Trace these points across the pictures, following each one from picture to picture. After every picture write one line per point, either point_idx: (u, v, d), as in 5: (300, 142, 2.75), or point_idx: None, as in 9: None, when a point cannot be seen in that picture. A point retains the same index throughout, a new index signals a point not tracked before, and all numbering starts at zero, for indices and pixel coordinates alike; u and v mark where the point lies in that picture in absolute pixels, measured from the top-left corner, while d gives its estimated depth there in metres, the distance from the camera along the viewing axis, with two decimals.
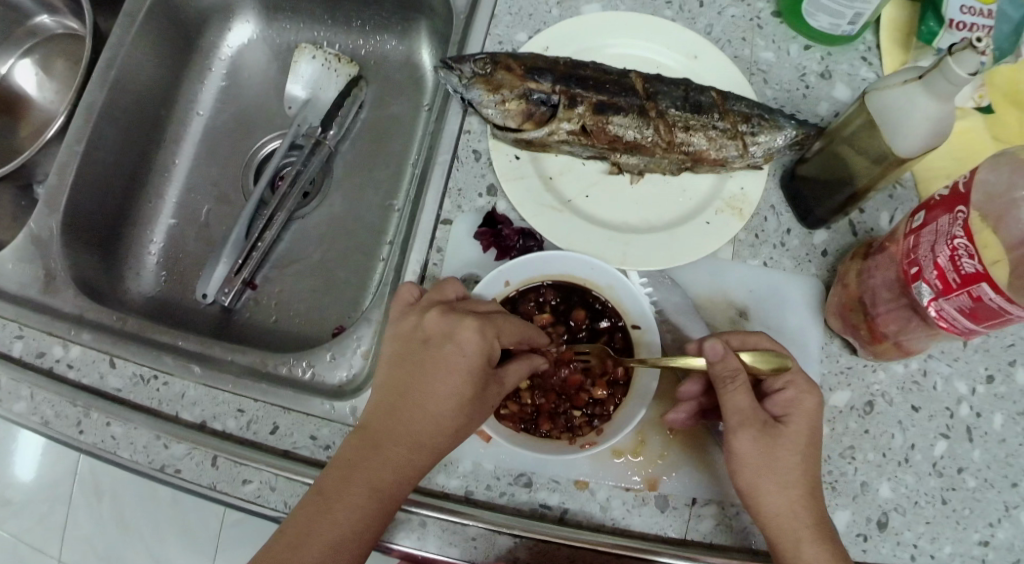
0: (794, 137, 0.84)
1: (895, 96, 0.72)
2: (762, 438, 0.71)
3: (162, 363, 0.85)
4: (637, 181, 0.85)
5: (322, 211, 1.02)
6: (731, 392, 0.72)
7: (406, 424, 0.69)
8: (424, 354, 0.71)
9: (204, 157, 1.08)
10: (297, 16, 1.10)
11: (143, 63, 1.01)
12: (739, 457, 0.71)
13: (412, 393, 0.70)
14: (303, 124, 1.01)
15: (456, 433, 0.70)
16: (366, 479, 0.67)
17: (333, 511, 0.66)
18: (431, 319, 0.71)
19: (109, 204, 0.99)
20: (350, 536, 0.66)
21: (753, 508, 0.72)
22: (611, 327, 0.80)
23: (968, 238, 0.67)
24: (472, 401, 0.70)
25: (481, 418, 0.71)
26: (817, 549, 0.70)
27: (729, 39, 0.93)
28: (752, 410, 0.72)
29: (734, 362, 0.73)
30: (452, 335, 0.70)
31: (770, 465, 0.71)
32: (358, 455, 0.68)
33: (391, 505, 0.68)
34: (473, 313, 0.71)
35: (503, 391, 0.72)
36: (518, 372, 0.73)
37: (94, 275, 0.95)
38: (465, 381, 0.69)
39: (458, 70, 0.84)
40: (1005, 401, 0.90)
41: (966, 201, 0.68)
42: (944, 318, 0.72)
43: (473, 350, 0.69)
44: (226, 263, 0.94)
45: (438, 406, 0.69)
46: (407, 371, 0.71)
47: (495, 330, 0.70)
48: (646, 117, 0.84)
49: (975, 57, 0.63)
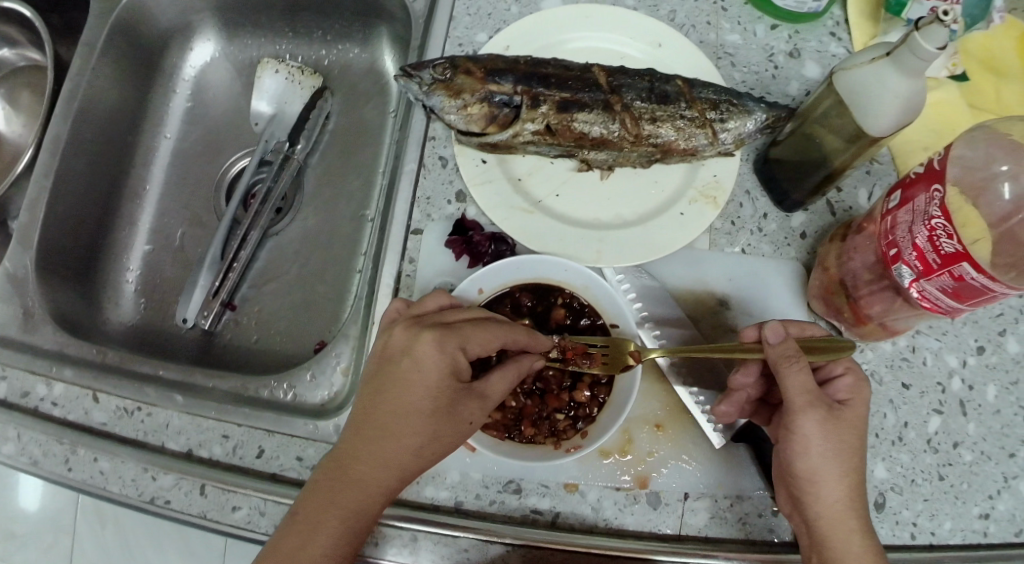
0: (765, 121, 0.83)
1: (864, 76, 0.71)
2: (830, 423, 0.69)
3: (145, 395, 0.84)
4: (607, 176, 0.83)
5: (296, 226, 1.01)
6: (795, 371, 0.70)
7: (373, 443, 0.68)
8: (388, 372, 0.69)
9: (174, 181, 1.06)
10: (258, 32, 1.09)
11: (106, 92, 0.99)
12: (805, 438, 0.69)
13: (378, 413, 0.69)
14: (271, 140, 0.99)
15: (425, 448, 0.68)
16: (337, 500, 0.67)
17: (307, 534, 0.65)
18: (396, 334, 0.71)
19: (82, 236, 0.99)
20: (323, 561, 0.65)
21: (807, 492, 0.70)
22: (591, 326, 0.78)
23: (945, 218, 0.65)
24: (438, 419, 0.68)
25: (453, 435, 0.69)
26: (862, 541, 0.69)
27: (694, 24, 0.90)
28: (816, 390, 0.70)
29: (794, 346, 0.71)
30: (412, 350, 0.69)
31: (832, 451, 0.69)
32: (327, 478, 0.67)
33: (363, 526, 0.67)
34: (436, 326, 0.70)
35: (484, 404, 0.70)
36: (499, 382, 0.71)
37: (72, 308, 0.94)
38: (429, 399, 0.68)
39: (418, 77, 0.82)
40: (997, 371, 0.89)
41: (942, 178, 0.67)
42: (928, 298, 0.71)
43: (435, 365, 0.68)
44: (203, 286, 0.94)
45: (406, 425, 0.68)
46: (374, 389, 0.70)
47: (458, 343, 0.69)
48: (611, 111, 0.82)
49: (944, 30, 0.63)
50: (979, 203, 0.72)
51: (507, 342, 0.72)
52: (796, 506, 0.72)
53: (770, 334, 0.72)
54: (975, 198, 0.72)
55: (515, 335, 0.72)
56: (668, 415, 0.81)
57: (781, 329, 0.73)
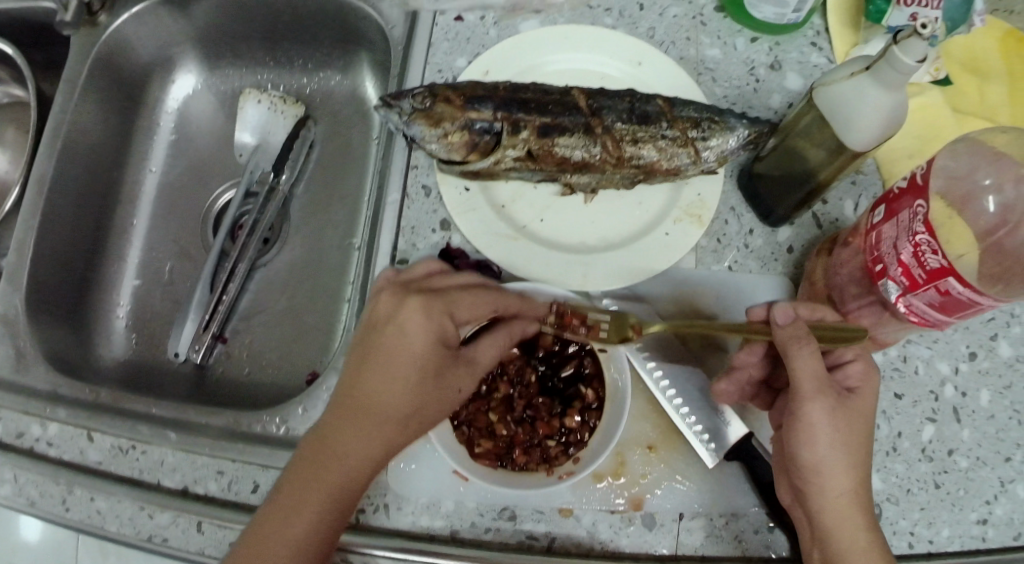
0: (747, 137, 0.82)
1: (843, 91, 0.70)
2: (839, 412, 0.69)
3: (138, 432, 0.85)
4: (590, 199, 0.84)
5: (284, 256, 1.01)
6: (806, 355, 0.69)
7: (360, 412, 0.68)
8: (374, 341, 0.69)
9: (161, 213, 1.07)
10: (239, 62, 1.10)
11: (90, 128, 0.99)
12: (815, 427, 0.68)
13: (364, 383, 0.68)
14: (256, 171, 0.99)
15: (414, 415, 0.69)
16: (323, 473, 0.66)
17: (295, 510, 0.65)
18: (381, 301, 0.70)
19: (71, 273, 0.99)
20: (312, 533, 0.65)
21: (813, 484, 0.69)
22: (579, 352, 0.79)
23: (930, 233, 0.64)
24: (426, 387, 0.69)
25: (440, 403, 0.70)
26: (863, 532, 0.69)
27: (673, 40, 0.90)
28: (825, 377, 0.69)
29: (805, 328, 0.71)
30: (398, 318, 0.69)
31: (839, 440, 0.68)
32: (314, 450, 0.67)
33: (353, 495, 0.68)
34: (422, 292, 0.70)
35: (472, 372, 0.72)
36: (487, 350, 0.74)
37: (63, 346, 0.94)
38: (417, 367, 0.68)
39: (398, 107, 0.82)
40: (990, 376, 0.89)
41: (924, 194, 0.66)
42: (915, 312, 0.70)
43: (423, 331, 0.68)
44: (194, 319, 0.94)
45: (392, 395, 0.68)
46: (360, 358, 0.70)
47: (445, 309, 0.69)
48: (593, 134, 0.81)
49: (923, 44, 0.61)
50: (966, 214, 0.71)
51: (497, 308, 0.73)
52: (798, 496, 0.72)
53: (780, 315, 0.72)
54: (961, 209, 0.71)
55: (506, 302, 0.73)
56: (660, 436, 0.81)
57: (791, 311, 0.73)
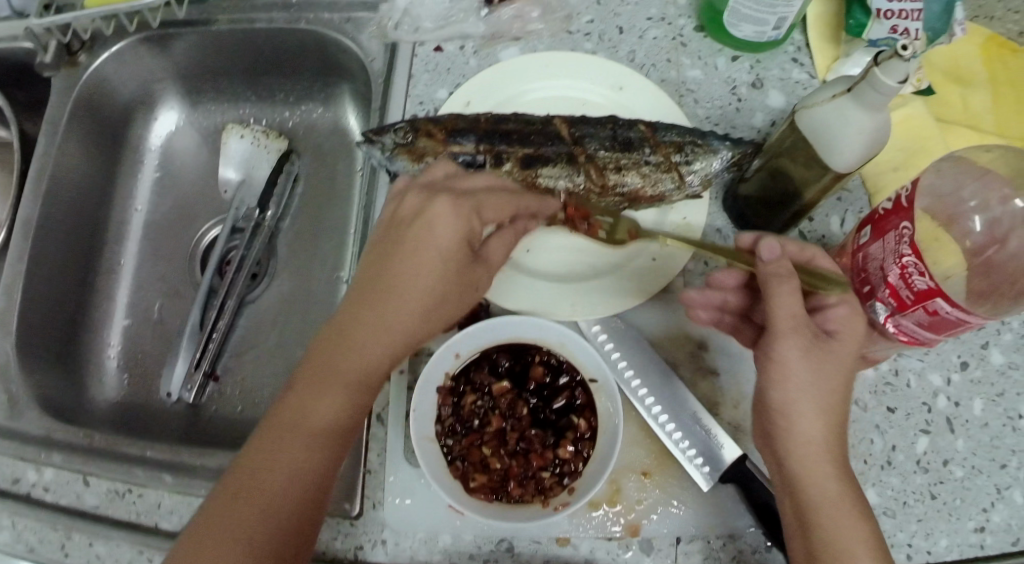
0: (730, 159, 0.81)
1: (826, 113, 0.68)
2: (813, 351, 0.66)
3: (134, 476, 0.84)
4: (576, 229, 0.84)
5: (271, 292, 1.01)
6: (784, 291, 0.67)
7: (385, 305, 0.68)
8: (402, 235, 0.70)
9: (149, 252, 1.06)
10: (221, 97, 1.10)
11: (75, 169, 0.99)
12: (787, 365, 0.65)
13: (390, 272, 0.69)
14: (241, 207, 1.00)
15: (434, 309, 0.69)
16: (347, 361, 0.67)
17: (318, 397, 0.66)
18: (410, 199, 0.72)
19: (61, 316, 0.98)
20: (332, 422, 0.66)
21: (782, 428, 0.66)
22: (570, 382, 0.78)
23: (916, 255, 0.63)
24: (448, 282, 0.69)
25: (459, 302, 0.71)
26: (836, 486, 0.65)
27: (654, 63, 0.90)
28: (803, 317, 0.67)
29: (788, 266, 0.69)
30: (426, 214, 0.70)
31: (811, 382, 0.65)
32: (339, 339, 0.68)
33: (372, 387, 0.68)
34: (449, 192, 0.71)
35: (488, 270, 0.73)
36: (502, 250, 0.74)
37: (55, 390, 0.94)
38: (441, 260, 0.69)
39: (380, 142, 0.83)
40: (983, 385, 0.89)
41: (908, 215, 0.64)
42: (905, 331, 0.70)
43: (449, 226, 0.69)
44: (185, 358, 0.94)
45: (416, 287, 0.69)
46: (387, 252, 0.70)
47: (471, 208, 0.70)
48: (576, 163, 0.82)
49: (905, 65, 0.60)
50: (952, 228, 0.71)
51: (516, 211, 0.74)
52: (770, 444, 0.68)
53: (765, 250, 0.70)
54: (945, 224, 0.72)
55: (525, 206, 0.74)
56: (654, 462, 0.81)
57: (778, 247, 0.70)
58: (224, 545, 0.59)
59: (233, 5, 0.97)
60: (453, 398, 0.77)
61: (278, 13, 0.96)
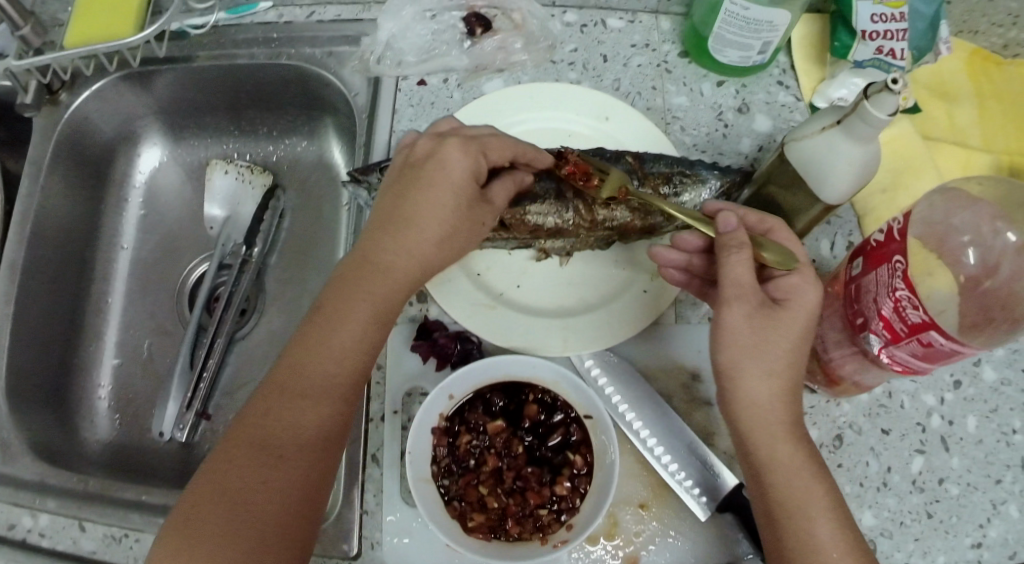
0: (720, 188, 0.83)
1: (815, 146, 0.67)
2: (756, 317, 0.66)
3: (131, 521, 0.82)
4: (567, 261, 0.85)
5: (261, 328, 1.01)
6: (734, 260, 0.68)
7: (399, 236, 0.73)
8: (414, 174, 0.74)
9: (136, 291, 1.06)
10: (204, 132, 1.10)
11: (60, 208, 0.98)
12: (728, 331, 0.67)
13: (404, 207, 0.73)
14: (229, 242, 1.00)
15: (446, 240, 0.74)
16: (365, 291, 0.71)
17: (340, 325, 0.70)
18: (421, 144, 0.76)
19: (48, 359, 0.97)
20: (353, 345, 0.70)
21: (729, 391, 0.67)
22: (565, 419, 0.78)
23: (909, 289, 0.62)
24: (458, 217, 0.74)
25: (467, 234, 0.76)
26: (789, 449, 0.66)
27: (639, 90, 0.92)
28: (751, 284, 0.67)
29: (743, 237, 0.70)
30: (437, 155, 0.74)
31: (754, 343, 0.66)
32: (357, 270, 0.72)
33: (390, 314, 0.72)
34: (457, 135, 0.76)
35: (492, 211, 0.78)
36: (504, 191, 0.79)
37: (46, 434, 0.92)
38: (451, 195, 0.73)
39: (366, 182, 0.84)
40: (976, 403, 0.89)
41: (901, 249, 0.63)
42: (899, 361, 0.68)
43: (459, 165, 0.74)
44: (176, 398, 0.94)
45: (429, 221, 0.73)
46: (400, 190, 0.74)
47: (479, 148, 0.75)
48: (564, 200, 0.84)
49: (894, 98, 0.59)
50: (947, 244, 0.69)
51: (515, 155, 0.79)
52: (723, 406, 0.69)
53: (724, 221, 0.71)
54: (938, 250, 0.69)
55: (526, 150, 0.80)
56: (651, 493, 0.80)
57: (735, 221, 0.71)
58: (257, 464, 0.64)
59: (213, 41, 0.98)
60: (448, 439, 0.77)
61: (258, 48, 0.97)
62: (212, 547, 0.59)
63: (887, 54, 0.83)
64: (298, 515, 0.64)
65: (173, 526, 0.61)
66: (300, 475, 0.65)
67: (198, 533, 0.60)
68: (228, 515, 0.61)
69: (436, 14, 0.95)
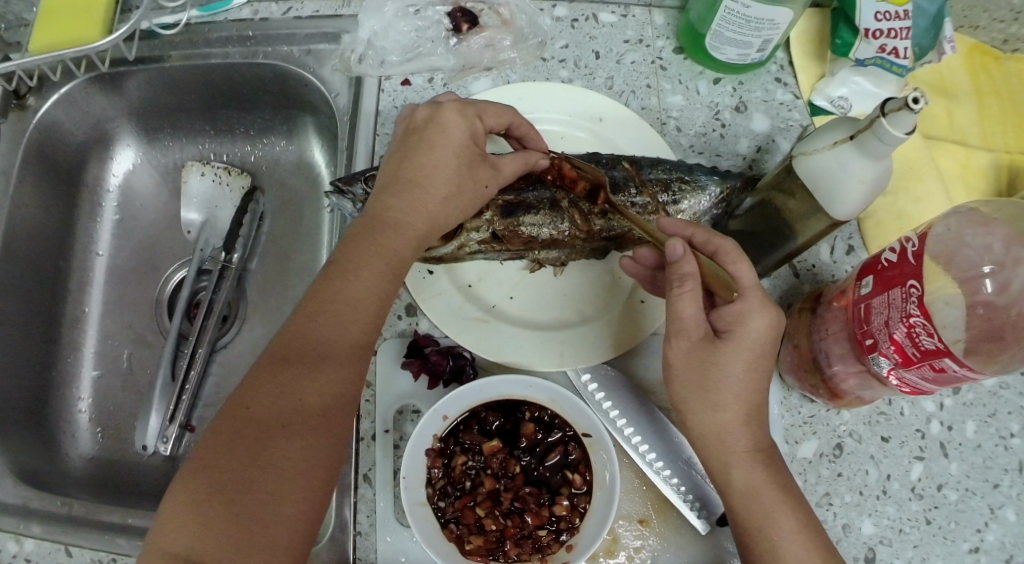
0: (719, 194, 0.82)
1: (826, 162, 0.65)
2: (698, 352, 0.66)
3: (118, 546, 0.79)
4: (561, 273, 0.83)
5: (244, 336, 0.97)
6: (678, 294, 0.67)
7: (405, 195, 0.71)
8: (416, 138, 0.73)
9: (114, 300, 1.01)
10: (178, 133, 1.05)
11: (31, 217, 0.94)
12: (671, 367, 0.68)
13: (408, 168, 0.72)
14: (207, 248, 0.96)
15: (452, 198, 0.72)
16: (377, 245, 0.69)
17: (352, 278, 0.67)
18: (419, 111, 0.75)
19: (25, 374, 0.93)
20: (363, 301, 0.67)
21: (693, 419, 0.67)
22: (563, 437, 0.76)
23: (924, 317, 0.62)
24: (461, 177, 0.73)
25: (472, 194, 0.74)
26: (750, 473, 0.65)
27: (633, 89, 0.89)
28: (695, 320, 0.66)
29: (689, 267, 0.67)
30: (436, 120, 0.73)
31: (694, 380, 0.66)
32: (365, 228, 0.70)
33: (401, 271, 0.70)
34: (453, 101, 0.75)
35: (496, 174, 0.75)
36: (513, 163, 0.77)
37: (27, 455, 0.88)
38: (454, 157, 0.72)
39: (351, 193, 0.82)
40: (976, 407, 0.86)
41: (916, 273, 0.63)
42: (907, 383, 0.69)
43: (458, 128, 0.73)
44: (159, 411, 0.90)
45: (433, 180, 0.72)
46: (404, 155, 0.73)
47: (475, 111, 0.74)
48: (558, 210, 0.82)
49: (913, 117, 0.58)
50: (955, 257, 0.68)
51: (513, 125, 0.78)
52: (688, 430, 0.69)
53: (676, 247, 0.68)
54: (947, 262, 0.68)
55: (519, 123, 0.79)
56: (652, 508, 0.77)
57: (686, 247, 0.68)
58: (272, 414, 0.61)
59: (185, 41, 0.93)
60: (443, 460, 0.74)
61: (233, 47, 0.93)
62: (228, 495, 0.58)
63: (889, 54, 0.80)
64: (313, 468, 0.61)
65: (190, 469, 0.60)
66: (316, 425, 0.62)
67: (221, 476, 0.59)
68: (243, 460, 0.59)
69: (419, 9, 0.91)
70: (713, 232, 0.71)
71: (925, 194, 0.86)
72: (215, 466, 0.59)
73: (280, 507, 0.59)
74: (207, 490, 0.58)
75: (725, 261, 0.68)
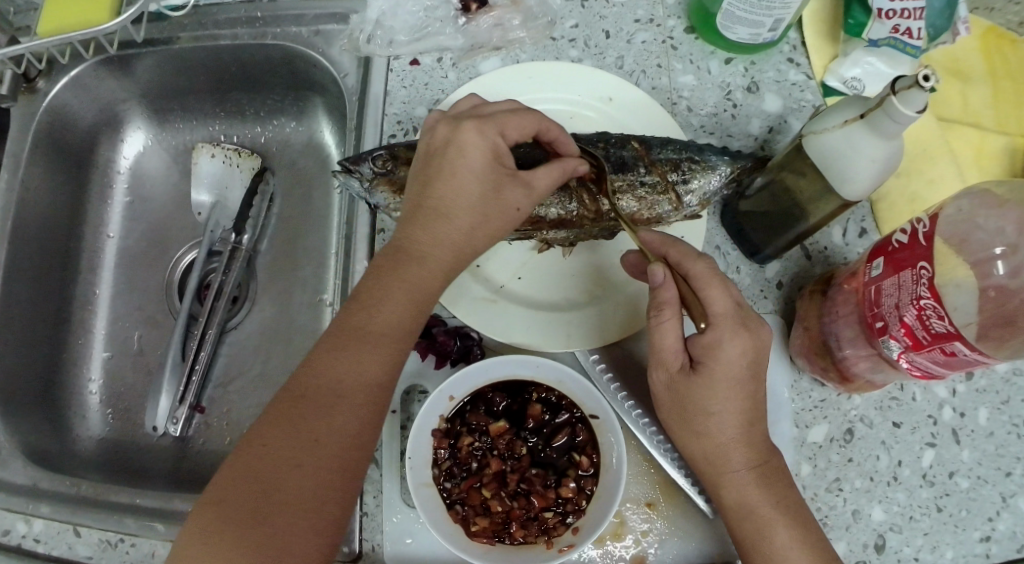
0: (729, 173, 0.80)
1: (836, 140, 0.64)
2: (676, 384, 0.67)
3: (126, 525, 0.79)
4: (568, 252, 0.82)
5: (254, 317, 0.97)
6: (660, 324, 0.65)
7: (425, 227, 0.70)
8: (438, 163, 0.71)
9: (124, 282, 1.01)
10: (189, 115, 1.05)
11: (40, 198, 0.94)
12: (657, 398, 0.69)
13: (431, 196, 0.70)
14: (217, 229, 0.96)
15: (477, 225, 0.70)
16: (401, 281, 0.68)
17: (372, 312, 0.67)
18: (438, 130, 0.72)
19: (35, 355, 0.93)
20: (386, 338, 0.67)
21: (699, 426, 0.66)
22: (570, 419, 0.75)
23: (934, 298, 0.61)
24: (485, 201, 0.70)
25: (501, 218, 0.71)
26: None
27: (644, 69, 0.88)
28: (671, 352, 0.66)
29: (669, 297, 0.66)
30: (455, 142, 0.70)
31: (672, 406, 0.68)
32: (389, 261, 0.69)
33: (423, 307, 0.69)
34: (473, 117, 0.71)
35: (529, 194, 0.72)
36: (547, 177, 0.73)
37: (37, 436, 0.88)
38: (478, 183, 0.69)
39: (358, 172, 0.81)
40: (989, 394, 0.84)
41: (927, 255, 0.63)
42: (918, 367, 0.68)
43: (478, 151, 0.70)
44: (169, 392, 0.90)
45: (456, 211, 0.69)
46: (424, 181, 0.71)
47: (496, 128, 0.70)
48: (567, 190, 0.81)
49: (924, 95, 0.56)
50: (967, 241, 0.67)
51: (541, 131, 0.74)
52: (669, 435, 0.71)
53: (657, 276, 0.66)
54: (959, 245, 0.67)
55: (548, 128, 0.74)
56: (659, 492, 0.77)
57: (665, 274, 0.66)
58: (289, 453, 0.62)
59: (194, 22, 0.93)
60: (449, 440, 0.74)
61: (242, 29, 0.93)
62: (239, 528, 0.59)
63: (903, 34, 0.79)
64: (326, 505, 0.62)
65: (208, 500, 0.61)
66: (328, 466, 0.62)
67: (233, 510, 0.60)
68: (257, 496, 0.60)
69: None
70: (687, 253, 0.68)
71: (938, 176, 0.85)
72: (231, 502, 0.60)
73: (292, 541, 0.60)
74: (222, 524, 0.59)
75: (696, 286, 0.66)
